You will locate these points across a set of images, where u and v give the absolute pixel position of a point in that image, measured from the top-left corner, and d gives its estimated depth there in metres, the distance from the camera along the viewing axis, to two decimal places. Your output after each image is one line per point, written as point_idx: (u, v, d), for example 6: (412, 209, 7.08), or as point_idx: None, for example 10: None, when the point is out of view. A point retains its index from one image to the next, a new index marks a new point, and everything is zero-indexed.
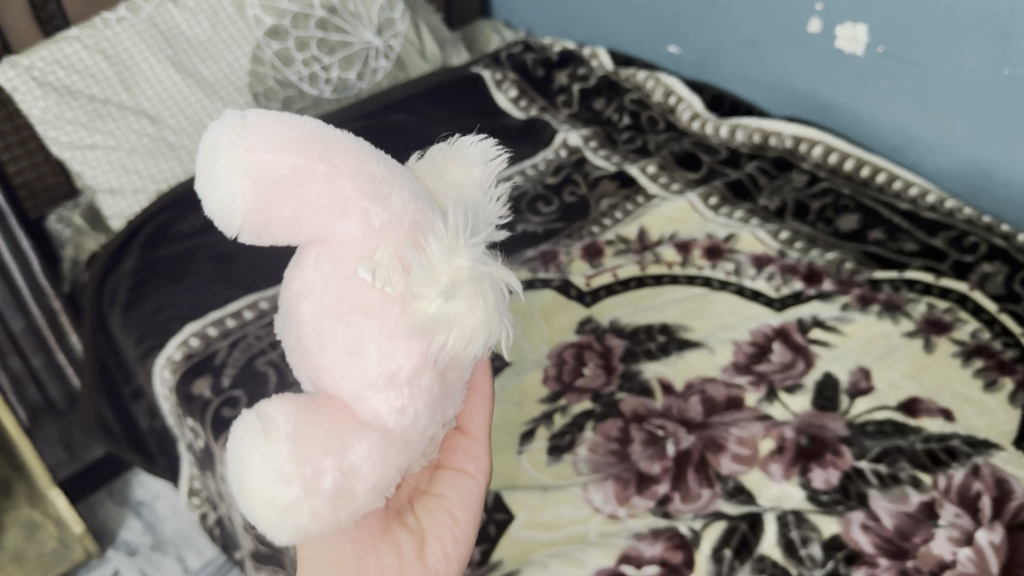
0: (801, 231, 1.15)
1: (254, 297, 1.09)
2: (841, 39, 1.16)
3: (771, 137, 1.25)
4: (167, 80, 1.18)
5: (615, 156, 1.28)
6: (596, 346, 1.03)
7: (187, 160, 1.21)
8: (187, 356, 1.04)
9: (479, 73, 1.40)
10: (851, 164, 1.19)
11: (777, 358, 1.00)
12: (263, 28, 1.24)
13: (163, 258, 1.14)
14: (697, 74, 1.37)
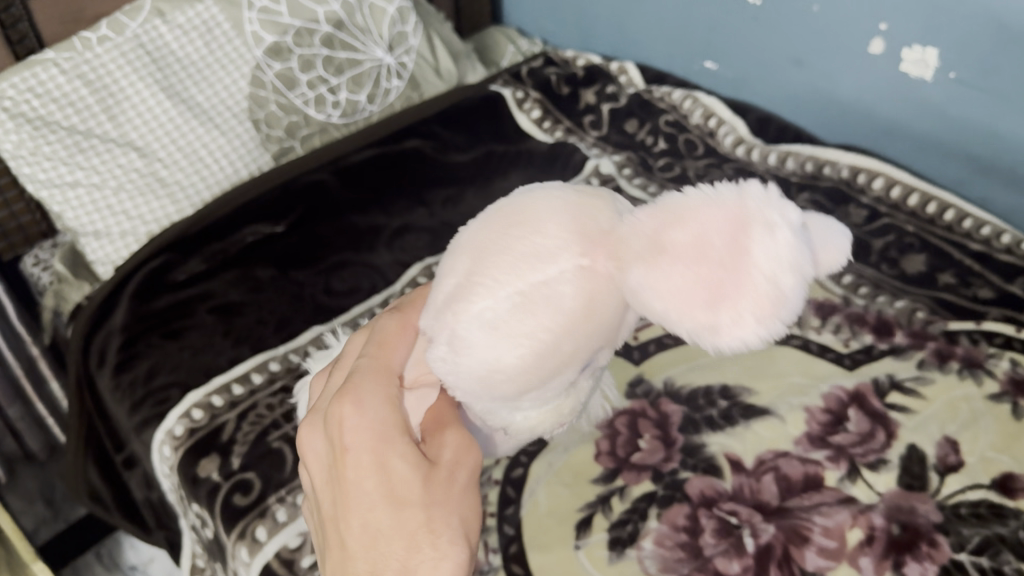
0: (865, 273, 1.05)
1: (263, 358, 0.97)
2: (907, 62, 1.05)
3: (825, 166, 1.14)
4: (156, 106, 1.05)
5: (653, 186, 1.17)
6: (650, 414, 0.93)
7: (181, 200, 1.08)
8: (190, 431, 0.92)
9: (499, 92, 1.27)
10: (916, 200, 1.09)
11: (855, 428, 0.90)
12: (263, 45, 1.11)
13: (159, 310, 1.01)
14: (736, 92, 1.27)
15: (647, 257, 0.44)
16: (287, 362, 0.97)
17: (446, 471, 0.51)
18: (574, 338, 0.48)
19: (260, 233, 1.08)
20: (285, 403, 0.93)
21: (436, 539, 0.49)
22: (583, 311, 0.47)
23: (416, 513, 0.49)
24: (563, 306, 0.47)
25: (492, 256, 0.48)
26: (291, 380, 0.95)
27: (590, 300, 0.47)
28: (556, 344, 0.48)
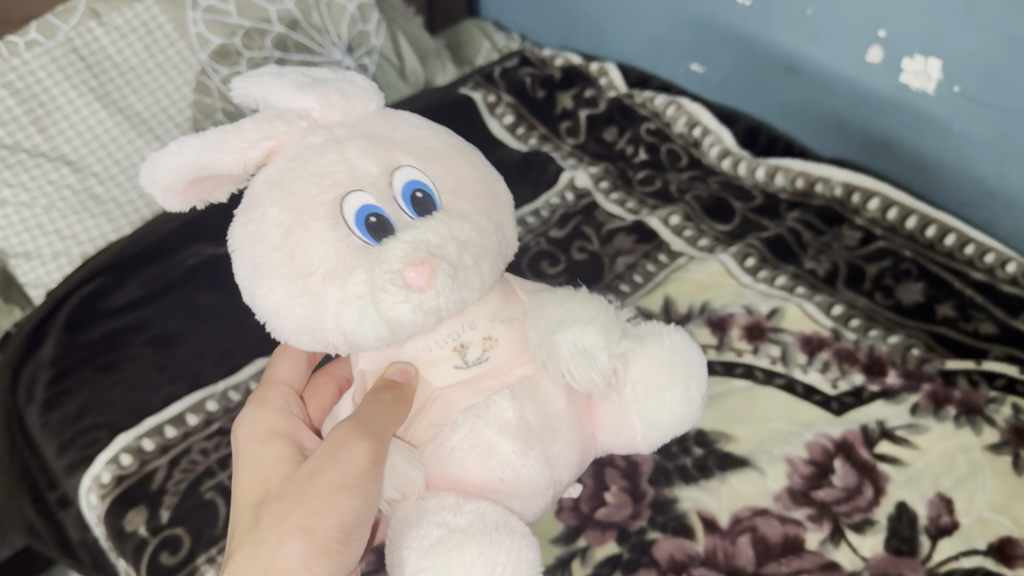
0: (857, 304, 0.97)
1: (200, 396, 0.90)
2: (907, 73, 0.96)
3: (817, 183, 1.06)
4: (90, 115, 0.97)
5: (631, 202, 1.08)
6: (618, 463, 0.85)
7: (117, 216, 1.00)
8: (117, 479, 0.84)
9: (469, 95, 1.18)
10: (914, 222, 1.01)
11: (840, 482, 0.83)
12: (209, 48, 1.03)
13: (91, 342, 0.94)
14: (724, 97, 1.18)
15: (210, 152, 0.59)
16: (225, 401, 0.90)
17: (312, 461, 0.58)
18: (286, 198, 0.57)
19: (204, 254, 1.01)
20: (222, 447, 0.86)
21: (270, 533, 0.56)
22: (271, 188, 0.58)
23: (269, 510, 0.57)
24: (263, 201, 0.58)
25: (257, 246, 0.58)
26: (229, 421, 0.88)
27: (273, 181, 0.59)
28: (315, 207, 0.57)
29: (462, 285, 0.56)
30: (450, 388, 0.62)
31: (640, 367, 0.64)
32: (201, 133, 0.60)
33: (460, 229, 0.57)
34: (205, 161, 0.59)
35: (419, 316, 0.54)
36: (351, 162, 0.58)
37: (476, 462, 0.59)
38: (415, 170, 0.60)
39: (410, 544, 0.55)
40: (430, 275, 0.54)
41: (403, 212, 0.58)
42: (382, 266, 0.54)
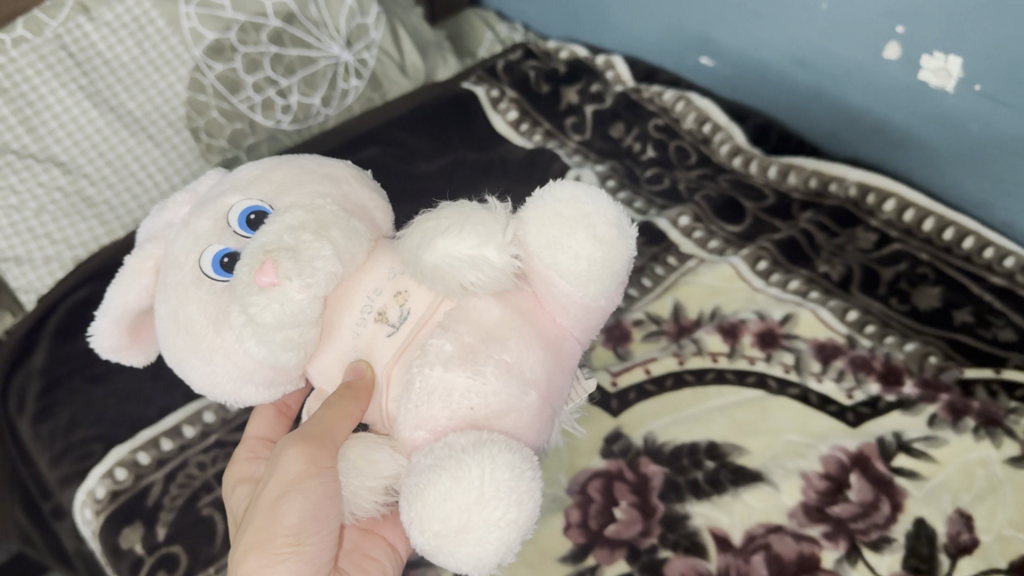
0: (872, 309, 0.94)
1: (196, 408, 0.87)
2: (926, 70, 0.92)
3: (831, 182, 1.03)
4: (80, 115, 0.94)
5: (639, 202, 1.05)
6: (627, 476, 0.82)
7: (110, 219, 0.96)
8: (112, 494, 0.82)
9: (471, 90, 1.15)
10: (931, 224, 0.97)
11: (856, 497, 0.80)
12: (202, 44, 0.99)
13: (85, 350, 0.91)
14: (734, 92, 1.15)
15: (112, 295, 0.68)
16: (222, 412, 0.87)
17: (265, 485, 0.65)
18: (167, 289, 0.63)
19: None
20: (220, 461, 0.84)
21: (242, 559, 0.62)
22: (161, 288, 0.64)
23: (240, 537, 0.64)
24: (158, 305, 0.64)
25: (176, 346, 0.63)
26: (226, 433, 0.86)
27: (159, 280, 0.65)
28: (201, 265, 0.62)
29: (314, 262, 0.58)
30: (397, 354, 0.64)
31: (530, 233, 0.62)
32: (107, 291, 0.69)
33: (293, 214, 0.60)
34: (120, 308, 0.68)
35: (300, 305, 0.58)
36: (195, 229, 0.64)
37: (439, 406, 0.59)
38: (246, 200, 0.65)
39: (406, 506, 0.56)
40: (277, 269, 0.56)
41: (245, 238, 0.63)
42: (237, 285, 0.57)
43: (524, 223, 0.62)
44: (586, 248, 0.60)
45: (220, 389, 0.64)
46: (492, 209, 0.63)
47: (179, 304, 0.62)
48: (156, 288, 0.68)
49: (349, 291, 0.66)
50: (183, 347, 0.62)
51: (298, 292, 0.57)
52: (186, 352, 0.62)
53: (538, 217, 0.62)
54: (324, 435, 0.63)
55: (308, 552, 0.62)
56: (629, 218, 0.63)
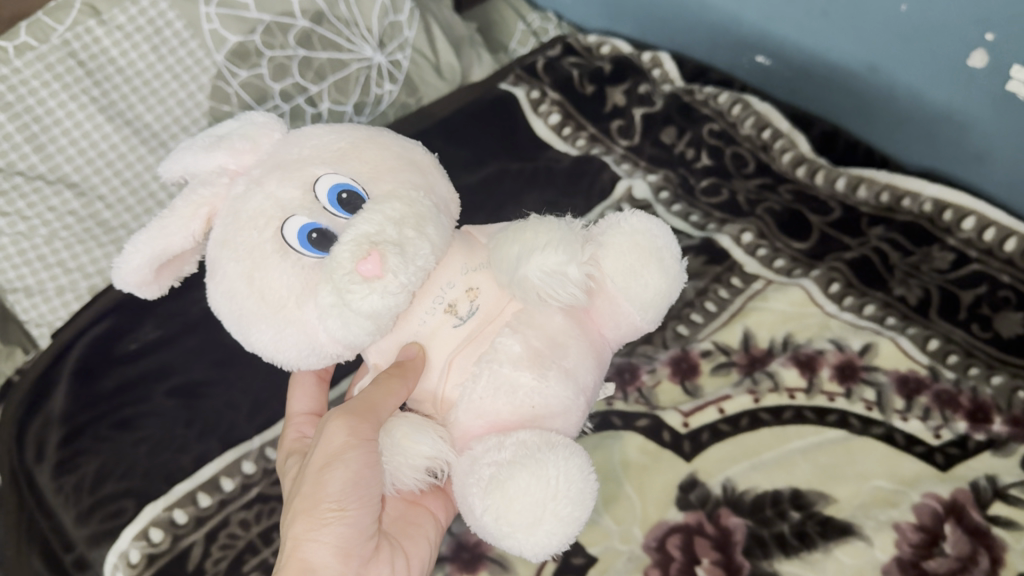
0: (954, 337, 0.88)
1: (234, 457, 0.80)
2: (1016, 81, 0.85)
3: (904, 197, 0.97)
4: (93, 130, 0.85)
5: (696, 216, 0.99)
6: (708, 530, 0.76)
7: (129, 243, 0.87)
8: (149, 558, 0.75)
9: (510, 92, 1.08)
10: (1014, 244, 0.92)
11: (953, 550, 0.73)
12: (224, 48, 0.90)
13: (108, 393, 0.83)
14: (791, 94, 1.08)
15: (154, 238, 0.60)
16: (263, 461, 0.80)
17: (309, 459, 0.59)
18: (235, 249, 0.57)
19: None
20: (264, 518, 0.77)
21: (286, 531, 0.55)
22: (225, 245, 0.57)
23: (284, 513, 0.58)
24: (220, 258, 0.58)
25: (240, 308, 0.57)
26: (268, 486, 0.78)
27: (219, 238, 0.58)
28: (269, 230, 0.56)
29: (416, 259, 0.54)
30: (457, 345, 0.62)
31: (608, 252, 0.64)
32: (145, 226, 0.61)
33: (391, 205, 0.55)
34: (161, 250, 0.60)
35: (396, 297, 0.54)
36: (274, 195, 0.58)
37: (504, 402, 0.59)
38: (333, 175, 0.59)
39: (472, 490, 0.57)
40: (384, 263, 0.52)
41: (339, 220, 0.57)
42: (336, 269, 0.53)
43: (601, 240, 0.64)
44: (656, 280, 0.63)
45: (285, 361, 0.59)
46: (572, 224, 0.64)
47: (245, 264, 0.56)
48: (201, 235, 0.62)
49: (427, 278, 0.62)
50: (243, 312, 0.57)
51: (398, 287, 0.53)
52: (252, 318, 0.57)
53: (621, 240, 0.64)
54: (375, 408, 0.58)
55: (356, 513, 0.55)
56: (686, 262, 0.67)
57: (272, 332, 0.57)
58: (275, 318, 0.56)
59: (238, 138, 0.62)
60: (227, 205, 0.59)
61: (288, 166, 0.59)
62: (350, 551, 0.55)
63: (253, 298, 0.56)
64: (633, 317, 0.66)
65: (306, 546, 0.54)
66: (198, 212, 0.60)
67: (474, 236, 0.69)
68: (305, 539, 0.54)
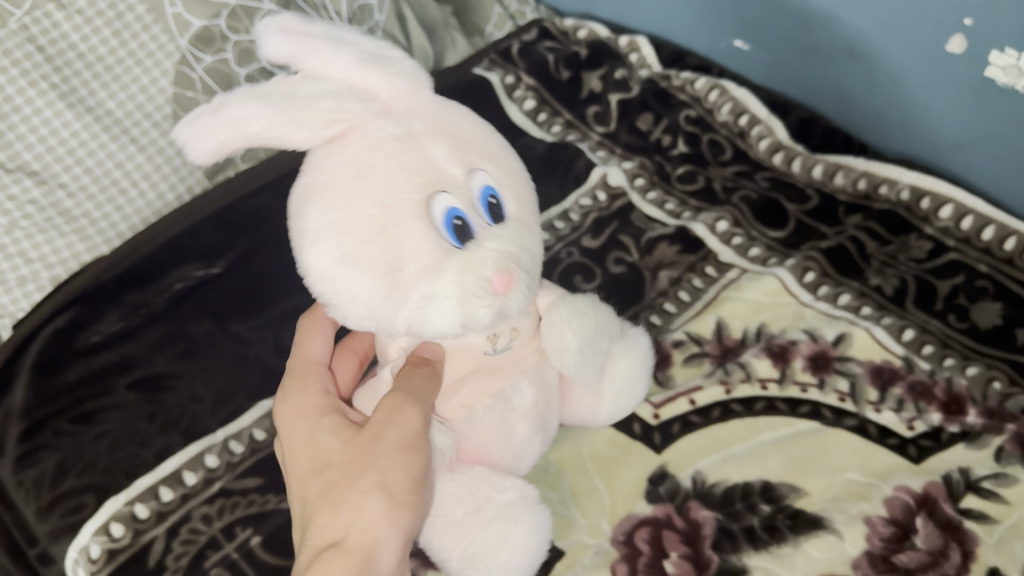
0: (930, 327, 0.86)
1: (197, 450, 0.79)
2: (994, 67, 0.84)
3: (881, 185, 0.96)
4: (54, 117, 0.83)
5: (671, 204, 0.98)
6: (677, 524, 0.75)
7: (93, 235, 0.87)
8: (110, 553, 0.73)
9: (485, 77, 1.07)
10: (991, 233, 0.90)
11: (923, 544, 0.72)
12: (189, 34, 0.89)
13: (70, 386, 0.81)
14: (769, 80, 1.06)
15: (225, 126, 0.53)
16: (226, 455, 0.79)
17: (372, 427, 0.58)
18: (338, 217, 0.54)
19: (192, 277, 0.89)
20: (226, 513, 0.75)
21: (349, 494, 0.56)
22: (356, 181, 0.54)
23: (336, 473, 0.58)
24: (336, 200, 0.54)
25: (329, 234, 0.54)
26: (231, 480, 0.77)
27: (314, 190, 0.56)
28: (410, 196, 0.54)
29: (524, 291, 0.57)
30: (475, 371, 0.64)
31: (621, 358, 0.73)
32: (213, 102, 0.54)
33: (508, 230, 0.57)
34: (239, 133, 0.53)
35: (500, 318, 0.56)
36: (394, 151, 0.55)
37: (500, 444, 0.66)
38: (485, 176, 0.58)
39: (438, 521, 0.63)
40: (509, 288, 0.55)
41: (484, 219, 0.57)
42: (477, 269, 0.54)
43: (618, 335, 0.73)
44: (642, 385, 0.75)
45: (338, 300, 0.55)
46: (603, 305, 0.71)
47: (354, 220, 0.53)
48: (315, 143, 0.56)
49: None
50: (344, 250, 0.53)
51: (508, 309, 0.55)
52: (339, 270, 0.54)
53: (636, 356, 0.74)
54: None
55: (422, 509, 0.58)
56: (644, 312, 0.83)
57: (365, 290, 0.54)
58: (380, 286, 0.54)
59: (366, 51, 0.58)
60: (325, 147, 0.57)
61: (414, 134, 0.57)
62: (405, 545, 0.57)
63: (346, 256, 0.53)
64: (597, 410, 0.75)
65: (380, 528, 0.55)
66: (318, 113, 0.55)
67: None
68: (382, 522, 0.55)
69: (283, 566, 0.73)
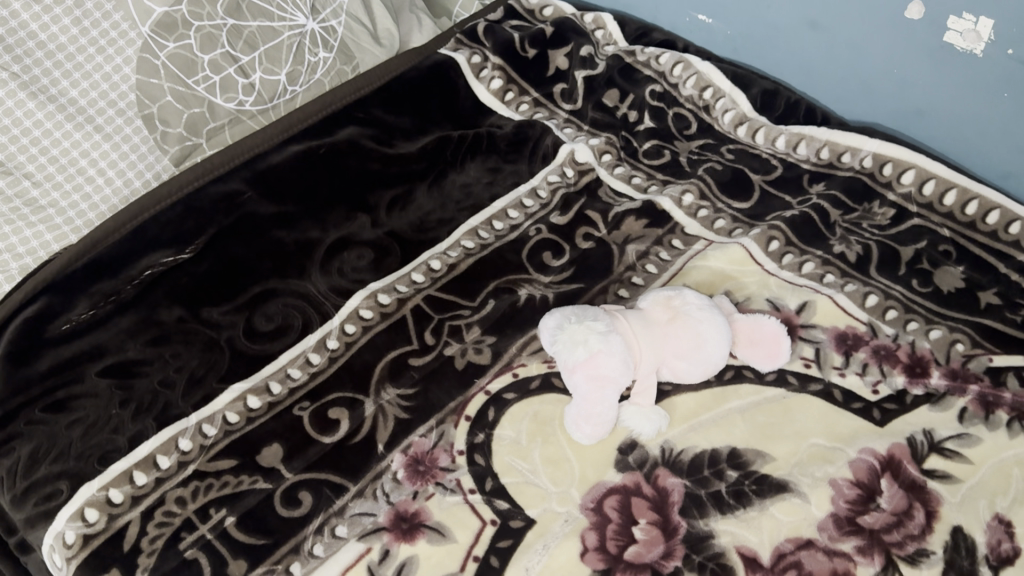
0: (893, 292, 0.88)
1: (170, 434, 0.79)
2: (952, 31, 0.85)
3: (844, 154, 0.97)
4: (16, 108, 0.82)
5: (638, 178, 1.01)
6: (645, 491, 0.76)
7: (61, 225, 0.87)
8: (84, 539, 0.72)
9: (450, 57, 1.09)
10: (954, 198, 0.92)
11: (888, 505, 0.74)
12: (149, 19, 0.88)
13: (40, 375, 0.81)
14: (733, 52, 1.07)
15: (697, 367, 0.79)
16: (200, 437, 0.79)
17: None
18: (686, 350, 0.79)
19: (163, 263, 0.90)
20: (200, 495, 0.75)
21: None
22: (696, 345, 0.79)
23: None
24: (671, 348, 0.79)
25: (689, 356, 0.79)
26: (205, 462, 0.77)
27: (673, 353, 0.79)
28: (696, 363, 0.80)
29: (628, 316, 0.81)
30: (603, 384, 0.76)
31: (574, 321, 0.79)
32: (688, 350, 0.79)
33: (625, 316, 0.81)
34: (700, 354, 0.79)
35: (632, 316, 0.81)
36: (688, 364, 0.79)
37: (578, 347, 0.76)
38: (637, 318, 0.81)
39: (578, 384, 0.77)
40: (615, 325, 0.79)
41: (617, 318, 0.80)
42: (648, 317, 0.81)
43: (564, 328, 0.79)
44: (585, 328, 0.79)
45: (654, 358, 0.79)
46: (602, 318, 0.79)
47: (694, 341, 0.79)
48: (671, 360, 0.79)
49: (637, 347, 0.78)
50: (701, 352, 0.79)
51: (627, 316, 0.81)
52: (676, 357, 0.79)
53: (578, 316, 0.80)
54: None
55: None
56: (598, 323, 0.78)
57: (662, 353, 0.79)
58: (674, 356, 0.79)
59: (660, 316, 0.81)
60: (649, 333, 0.80)
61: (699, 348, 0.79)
62: None
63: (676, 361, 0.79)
64: (668, 357, 0.79)
65: None
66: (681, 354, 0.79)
67: (630, 340, 0.78)
68: None
69: (256, 543, 0.72)
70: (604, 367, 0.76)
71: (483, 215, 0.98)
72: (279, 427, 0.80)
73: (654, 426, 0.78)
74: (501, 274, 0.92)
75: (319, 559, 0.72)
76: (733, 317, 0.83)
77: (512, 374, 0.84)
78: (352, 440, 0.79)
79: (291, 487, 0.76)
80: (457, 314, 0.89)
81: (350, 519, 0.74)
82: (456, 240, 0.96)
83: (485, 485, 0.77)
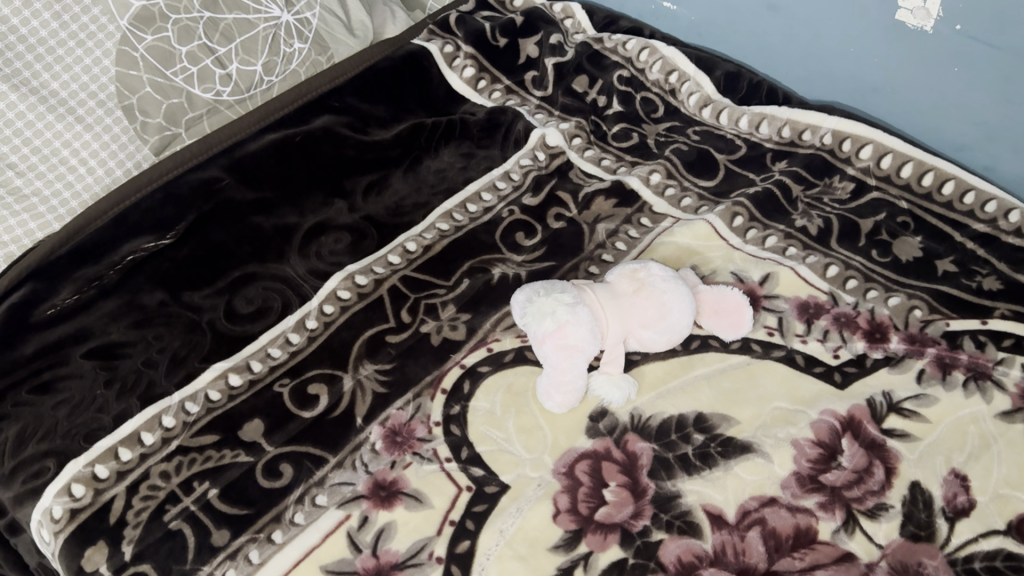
0: (853, 263, 0.91)
1: (153, 412, 0.81)
2: (904, 10, 0.88)
3: (805, 131, 1.00)
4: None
5: (608, 159, 1.05)
6: (615, 456, 0.78)
7: (45, 215, 0.89)
8: (71, 513, 0.74)
9: (424, 47, 1.12)
10: (910, 170, 0.96)
11: (849, 464, 0.76)
12: (128, 12, 0.90)
13: (26, 358, 0.84)
14: (698, 37, 1.11)
15: (662, 335, 0.82)
16: (183, 415, 0.81)
17: None
18: (652, 318, 0.82)
19: (143, 250, 0.92)
20: (184, 469, 0.77)
21: None
22: (660, 313, 0.82)
23: None
24: (638, 317, 0.82)
25: (655, 324, 0.82)
26: (188, 438, 0.79)
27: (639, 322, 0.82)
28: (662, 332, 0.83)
29: (594, 288, 0.84)
30: (572, 354, 0.79)
31: (542, 295, 0.81)
32: (654, 319, 0.82)
33: (592, 289, 0.83)
34: (665, 321, 0.82)
35: (599, 288, 0.84)
36: (654, 333, 0.82)
37: (547, 319, 0.79)
38: (603, 290, 0.84)
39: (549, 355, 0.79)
40: (582, 297, 0.81)
41: (584, 290, 0.83)
42: (614, 289, 0.84)
43: (534, 301, 0.82)
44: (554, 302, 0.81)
45: (621, 328, 0.81)
46: (570, 291, 0.82)
47: (659, 310, 0.82)
48: (637, 329, 0.82)
49: (604, 318, 0.81)
50: (665, 320, 0.82)
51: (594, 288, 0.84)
52: (642, 326, 0.82)
53: (546, 290, 0.83)
54: None
55: None
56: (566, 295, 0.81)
57: (629, 322, 0.82)
58: (640, 325, 0.82)
59: (626, 287, 0.84)
60: (616, 304, 0.82)
61: (664, 317, 0.82)
62: None
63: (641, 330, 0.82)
64: (634, 327, 0.82)
65: None
66: (647, 323, 0.82)
67: (598, 312, 0.81)
68: None
69: (238, 514, 0.74)
70: (572, 337, 0.78)
71: (456, 199, 1.01)
72: (260, 403, 0.82)
73: (623, 394, 0.80)
74: (476, 253, 0.95)
75: (300, 527, 0.74)
76: (699, 289, 0.86)
77: (485, 347, 0.87)
78: (331, 414, 0.82)
79: (272, 460, 0.78)
80: (433, 292, 0.92)
81: (330, 489, 0.76)
82: (431, 223, 0.99)
83: (461, 454, 0.79)
